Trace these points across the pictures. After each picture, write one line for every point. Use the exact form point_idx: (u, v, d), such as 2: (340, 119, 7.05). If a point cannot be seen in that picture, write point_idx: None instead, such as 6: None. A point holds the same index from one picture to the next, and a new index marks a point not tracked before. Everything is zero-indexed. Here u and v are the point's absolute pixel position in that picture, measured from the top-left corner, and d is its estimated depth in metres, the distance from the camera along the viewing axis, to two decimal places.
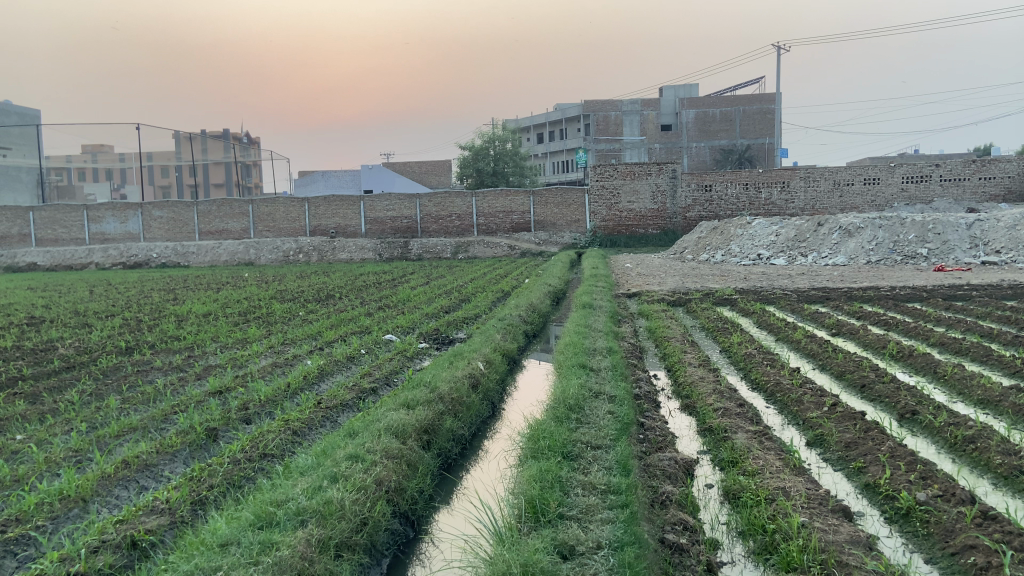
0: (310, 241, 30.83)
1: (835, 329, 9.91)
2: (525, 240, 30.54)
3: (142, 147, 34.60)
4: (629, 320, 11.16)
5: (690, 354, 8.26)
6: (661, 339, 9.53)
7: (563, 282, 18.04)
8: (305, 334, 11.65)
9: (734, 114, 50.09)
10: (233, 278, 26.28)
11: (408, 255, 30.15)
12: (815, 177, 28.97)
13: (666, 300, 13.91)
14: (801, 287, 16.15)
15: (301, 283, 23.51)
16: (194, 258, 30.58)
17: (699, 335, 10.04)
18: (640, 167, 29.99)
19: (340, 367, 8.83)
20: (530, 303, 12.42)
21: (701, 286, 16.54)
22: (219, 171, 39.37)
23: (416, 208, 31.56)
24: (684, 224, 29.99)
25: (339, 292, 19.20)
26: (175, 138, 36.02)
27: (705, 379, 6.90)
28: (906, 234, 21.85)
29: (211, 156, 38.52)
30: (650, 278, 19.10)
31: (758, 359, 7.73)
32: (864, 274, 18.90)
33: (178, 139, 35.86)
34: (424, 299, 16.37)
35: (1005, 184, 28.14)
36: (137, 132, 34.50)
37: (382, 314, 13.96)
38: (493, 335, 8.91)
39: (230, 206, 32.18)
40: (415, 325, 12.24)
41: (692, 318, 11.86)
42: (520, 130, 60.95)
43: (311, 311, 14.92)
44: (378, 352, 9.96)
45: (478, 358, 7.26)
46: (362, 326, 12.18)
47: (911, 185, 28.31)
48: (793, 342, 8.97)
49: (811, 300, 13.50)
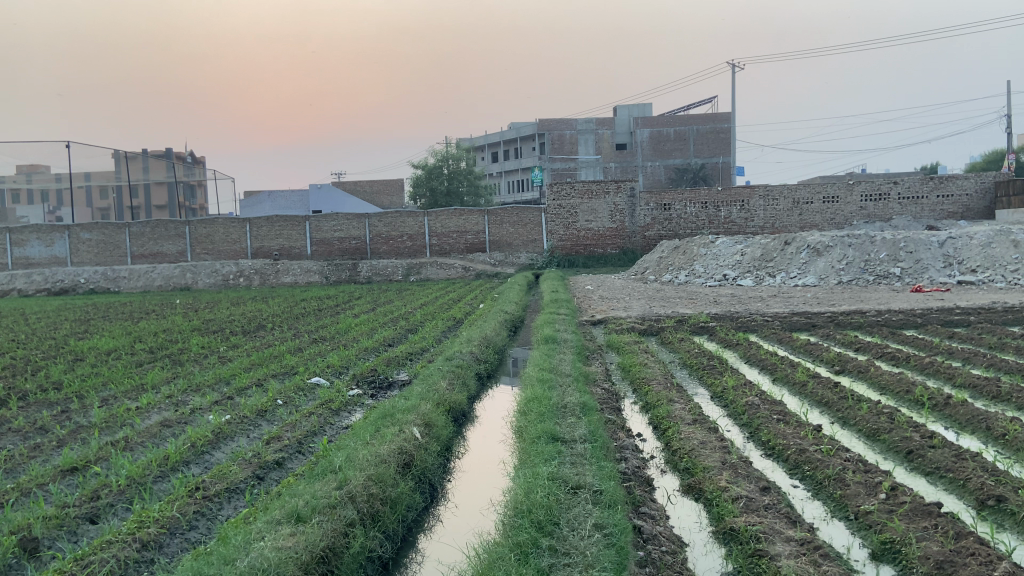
0: (251, 264, 28.80)
1: (838, 367, 8.50)
2: (480, 261, 29.01)
3: (75, 167, 32.16)
4: (598, 356, 9.65)
5: (680, 404, 6.71)
6: (638, 383, 7.95)
7: (521, 308, 16.52)
8: (216, 378, 9.85)
9: (688, 133, 49.33)
10: (165, 306, 24.13)
11: (357, 278, 28.38)
12: (774, 195, 28.04)
13: (636, 329, 12.45)
14: (779, 311, 14.87)
15: (239, 310, 21.55)
16: (125, 283, 28.30)
17: (681, 376, 8.51)
18: (598, 185, 28.74)
19: (247, 426, 7.16)
20: (484, 335, 10.81)
21: (671, 311, 15.16)
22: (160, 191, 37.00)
23: (365, 228, 29.71)
24: (643, 243, 28.77)
25: (275, 322, 17.35)
26: (115, 158, 33.59)
27: (707, 444, 5.35)
28: (876, 253, 20.84)
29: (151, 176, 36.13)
30: (615, 303, 17.68)
31: (767, 413, 6.22)
32: (838, 296, 17.75)
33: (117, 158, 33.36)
34: (367, 330, 14.65)
35: (963, 202, 27.52)
36: (67, 151, 32.02)
37: (316, 349, 12.21)
38: (436, 383, 7.27)
39: (165, 228, 29.92)
40: (350, 363, 10.52)
41: (669, 352, 10.35)
42: (475, 149, 59.61)
43: (236, 346, 13.10)
44: (301, 404, 8.26)
45: (415, 419, 5.62)
46: (287, 367, 10.41)
47: (870, 203, 27.55)
48: (795, 387, 7.50)
49: (795, 327, 12.12)
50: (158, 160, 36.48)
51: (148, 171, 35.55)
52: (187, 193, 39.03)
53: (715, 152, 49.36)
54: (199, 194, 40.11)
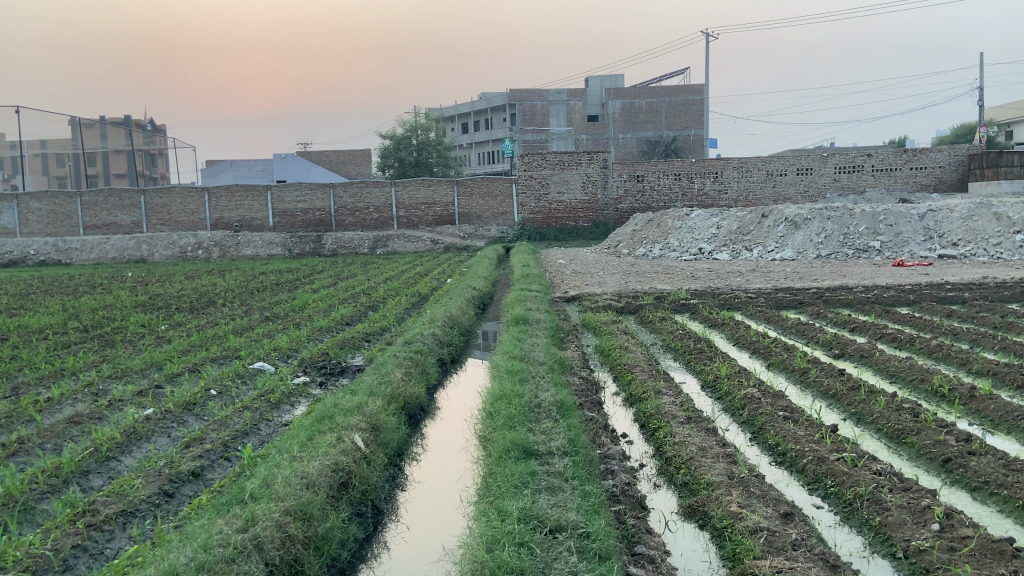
0: (210, 236, 27.40)
1: (838, 350, 7.70)
2: (448, 233, 27.95)
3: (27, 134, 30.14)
4: (574, 339, 8.76)
5: (670, 397, 5.85)
6: (619, 371, 7.07)
7: (490, 283, 15.62)
8: (146, 363, 8.79)
9: (660, 105, 48.32)
10: (115, 279, 22.74)
11: (321, 251, 27.17)
12: (748, 167, 27.28)
13: (613, 306, 11.60)
14: (762, 287, 14.10)
15: (194, 284, 20.32)
16: (77, 255, 26.78)
17: (666, 361, 7.67)
18: (570, 156, 27.74)
19: (168, 424, 6.16)
20: (448, 314, 9.85)
21: (649, 287, 14.34)
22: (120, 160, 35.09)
23: (329, 199, 28.41)
24: (616, 216, 27.92)
25: (229, 298, 16.21)
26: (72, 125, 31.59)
27: (706, 451, 4.50)
28: (856, 226, 20.17)
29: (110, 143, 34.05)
30: (589, 278, 16.83)
31: (771, 409, 5.39)
32: (819, 270, 17.06)
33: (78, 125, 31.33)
34: (325, 307, 13.62)
35: (936, 174, 26.98)
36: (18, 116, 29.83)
37: (266, 328, 11.17)
38: (391, 373, 6.32)
39: (119, 197, 28.29)
40: (299, 346, 9.50)
41: (650, 333, 9.46)
42: (444, 120, 58.19)
43: (180, 326, 12.02)
44: (239, 394, 7.25)
45: (359, 422, 4.69)
46: (229, 350, 9.37)
47: (843, 175, 26.94)
48: (795, 375, 6.70)
49: (780, 305, 11.30)
50: (117, 126, 34.41)
51: (106, 138, 33.45)
52: (148, 162, 37.13)
53: (687, 125, 48.35)
54: (160, 162, 38.27)
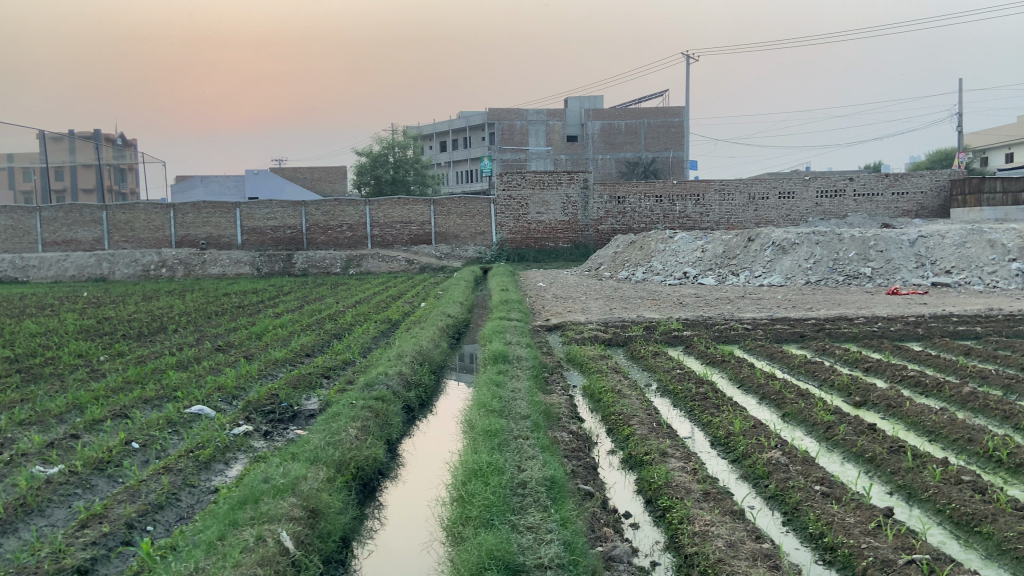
0: (175, 254, 26.14)
1: (860, 398, 6.77)
2: (424, 254, 26.94)
3: None
4: (559, 379, 7.77)
5: (680, 462, 4.86)
6: (614, 422, 6.07)
7: (466, 309, 14.61)
8: (68, 405, 7.63)
9: (638, 126, 47.77)
10: (70, 299, 21.44)
11: (291, 271, 26.00)
12: (730, 190, 26.57)
13: (599, 338, 10.63)
14: (756, 317, 13.21)
15: (152, 306, 19.12)
16: (34, 273, 25.39)
17: (666, 409, 6.70)
18: (549, 176, 26.89)
19: (70, 491, 5.05)
20: (416, 348, 8.80)
21: (636, 315, 13.41)
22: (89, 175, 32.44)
23: (301, 216, 27.27)
24: (596, 237, 27.07)
25: (184, 323, 15.03)
26: (40, 138, 30.01)
27: (737, 549, 3.52)
28: (846, 251, 19.44)
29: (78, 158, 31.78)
30: (572, 303, 15.87)
31: (805, 480, 4.42)
32: (811, 298, 16.27)
33: (44, 139, 29.79)
34: (285, 335, 12.52)
35: (917, 200, 26.42)
36: None
37: (217, 361, 10.04)
38: (344, 427, 5.27)
39: (80, 212, 26.93)
40: (247, 384, 8.38)
41: (643, 372, 8.47)
42: (421, 138, 57.40)
43: (124, 356, 10.85)
44: (166, 448, 6.15)
45: (292, 507, 3.66)
46: (166, 389, 8.25)
47: (826, 199, 26.35)
48: (819, 432, 5.76)
49: (781, 340, 10.40)
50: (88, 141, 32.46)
51: (76, 152, 31.50)
52: (117, 177, 35.62)
53: (665, 146, 47.78)
54: (130, 177, 36.85)
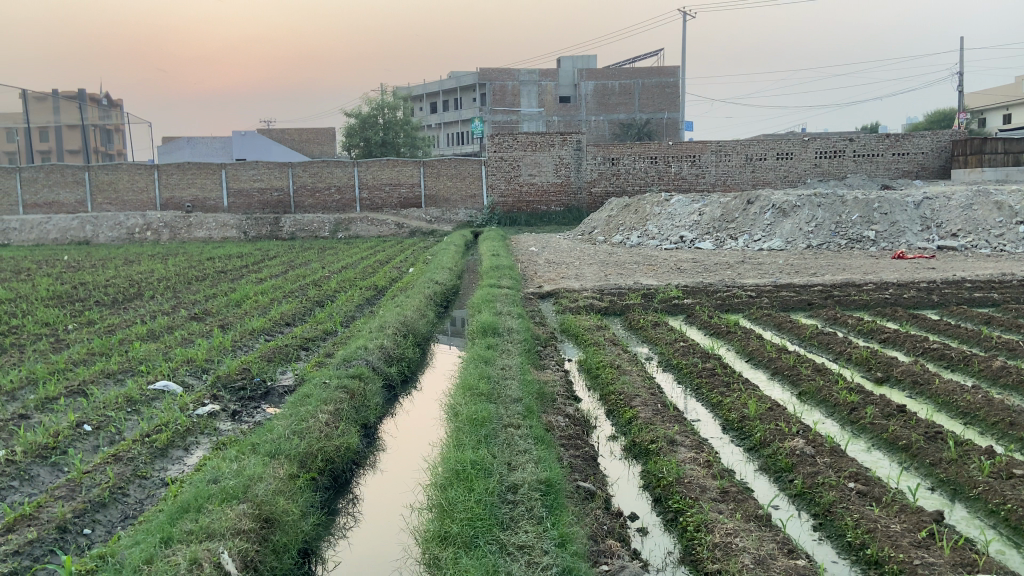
0: (160, 217, 25.34)
1: (883, 373, 6.23)
2: (414, 217, 26.22)
3: None
4: (553, 353, 7.20)
5: (692, 452, 4.31)
6: (614, 403, 5.51)
7: (456, 275, 14.01)
8: (24, 380, 7.00)
9: (633, 87, 46.70)
10: (49, 263, 20.68)
11: (279, 234, 25.26)
12: (727, 151, 25.84)
13: (594, 306, 10.05)
14: (759, 283, 12.64)
15: (134, 271, 18.41)
16: (15, 236, 24.59)
17: (671, 388, 6.14)
18: (542, 137, 26.10)
19: (4, 485, 4.45)
20: (402, 318, 8.19)
21: (633, 282, 12.83)
22: (74, 137, 31.33)
23: (288, 178, 26.44)
24: (589, 200, 26.39)
25: (163, 288, 14.34)
26: (23, 98, 28.88)
27: (768, 566, 2.98)
28: (848, 214, 18.82)
29: (63, 118, 30.59)
30: (565, 269, 15.29)
31: (837, 478, 3.92)
32: (813, 263, 15.71)
33: (27, 99, 28.60)
34: (267, 302, 11.92)
35: (918, 160, 25.77)
36: None
37: (191, 331, 9.41)
38: (314, 411, 4.69)
39: (62, 173, 25.95)
40: (219, 357, 7.77)
41: (643, 344, 7.91)
42: (411, 99, 56.22)
43: (96, 325, 10.20)
44: (121, 431, 5.54)
45: (240, 518, 3.10)
46: (131, 363, 7.62)
47: (824, 160, 25.66)
48: (842, 415, 5.23)
49: (787, 308, 9.83)
50: (71, 100, 31.19)
51: (61, 112, 30.17)
52: (104, 138, 34.57)
53: (660, 107, 46.78)
54: (116, 138, 35.79)
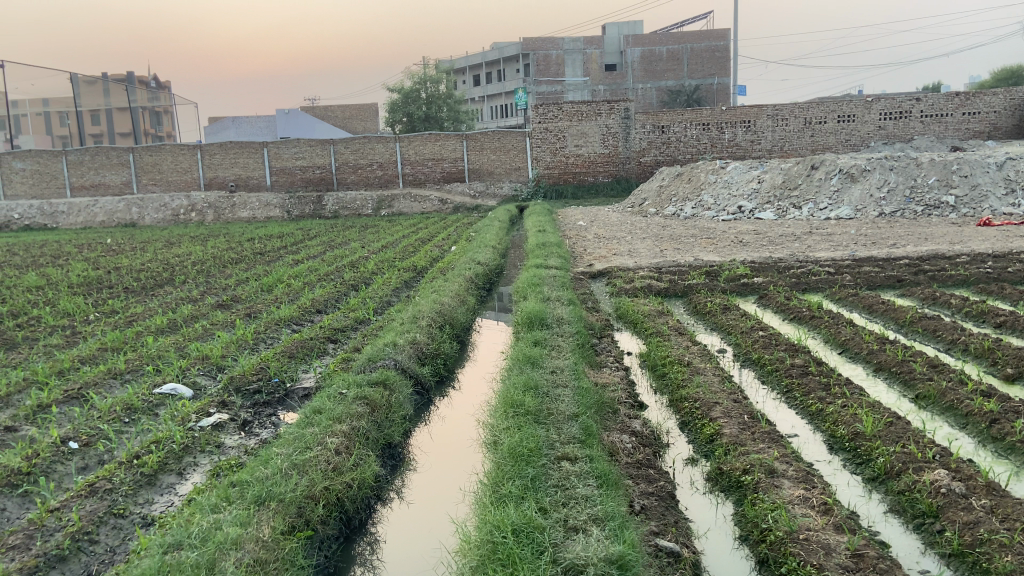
0: (204, 197, 24.93)
1: (1018, 369, 5.10)
2: (458, 192, 25.32)
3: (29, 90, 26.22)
4: (610, 347, 6.22)
5: (801, 489, 3.34)
6: (690, 414, 4.54)
7: (500, 254, 13.08)
8: (25, 381, 6.30)
9: (681, 52, 44.81)
10: (92, 246, 20.35)
11: (322, 212, 24.64)
12: (784, 115, 24.25)
13: (651, 288, 9.00)
14: (834, 258, 11.39)
15: (173, 254, 17.92)
16: (64, 219, 24.40)
17: (757, 391, 5.12)
18: (588, 106, 24.87)
19: None
20: (438, 307, 7.28)
21: (692, 258, 11.71)
22: (123, 118, 31.17)
23: (330, 155, 25.73)
24: (638, 170, 25.14)
25: (198, 273, 13.68)
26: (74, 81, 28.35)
27: None
28: (924, 177, 17.28)
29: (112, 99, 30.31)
30: (617, 245, 14.22)
31: (1006, 533, 2.95)
32: (888, 233, 14.34)
33: (79, 83, 28.05)
34: (300, 287, 11.16)
35: (991, 120, 23.87)
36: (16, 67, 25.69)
37: (218, 322, 8.66)
38: (323, 434, 3.83)
39: (107, 155, 25.56)
40: (237, 353, 6.97)
41: (714, 334, 6.88)
42: (454, 72, 55.18)
43: (123, 314, 9.54)
44: (112, 449, 4.77)
45: None
46: (141, 360, 6.88)
47: (889, 122, 23.90)
48: (980, 429, 4.19)
49: (873, 287, 8.65)
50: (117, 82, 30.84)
51: (109, 95, 29.81)
52: (154, 120, 34.39)
53: (710, 72, 44.80)
54: (166, 121, 35.60)
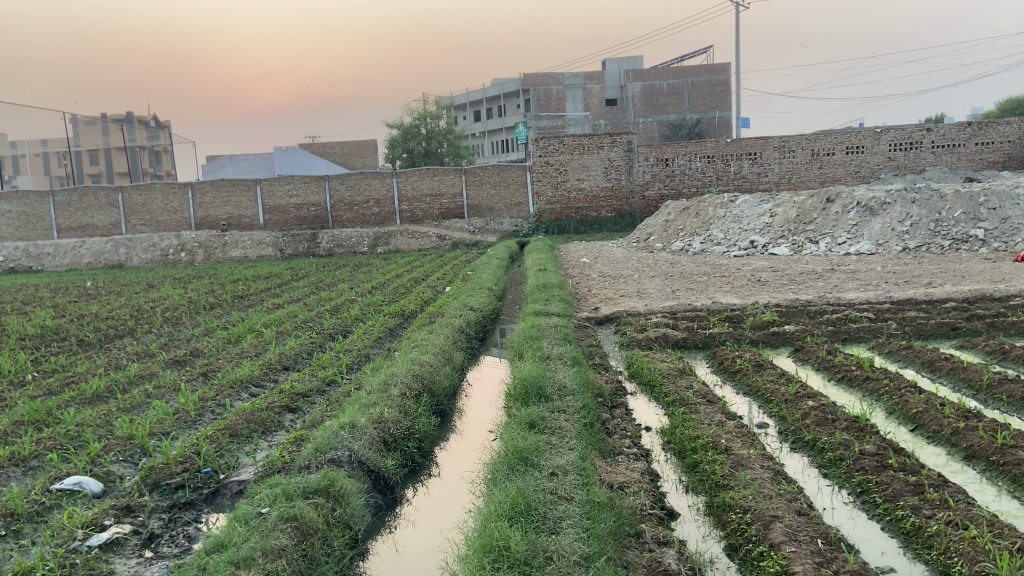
0: (195, 237, 23.87)
1: None
2: (457, 228, 24.27)
3: None
4: (624, 424, 5.00)
5: None
6: (739, 535, 3.34)
7: (498, 298, 11.93)
8: None
9: (681, 86, 44.10)
10: (71, 290, 19.22)
11: (316, 251, 23.53)
12: (791, 146, 23.25)
13: (667, 339, 7.79)
14: (867, 299, 10.19)
15: (153, 298, 16.76)
16: (49, 261, 23.33)
17: (819, 491, 3.91)
18: (590, 139, 23.95)
19: None
20: (414, 369, 6.07)
21: (708, 300, 10.53)
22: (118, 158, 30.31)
23: (325, 192, 24.75)
24: (642, 204, 24.10)
25: (173, 322, 12.50)
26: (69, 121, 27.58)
27: None
28: (949, 210, 16.19)
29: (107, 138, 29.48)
30: (625, 285, 13.08)
31: None
32: (918, 269, 13.18)
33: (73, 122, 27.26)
34: (275, 338, 9.95)
35: (1004, 150, 22.72)
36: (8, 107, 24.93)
37: (168, 384, 7.44)
38: None
39: (95, 195, 24.58)
40: (172, 431, 5.74)
41: (750, 401, 5.67)
42: (455, 108, 54.60)
43: (69, 375, 8.32)
44: None
45: None
46: (56, 438, 5.66)
47: (899, 152, 22.87)
48: None
49: (923, 337, 7.45)
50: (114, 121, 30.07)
51: (106, 134, 28.99)
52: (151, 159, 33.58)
53: (711, 106, 44.10)
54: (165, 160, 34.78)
